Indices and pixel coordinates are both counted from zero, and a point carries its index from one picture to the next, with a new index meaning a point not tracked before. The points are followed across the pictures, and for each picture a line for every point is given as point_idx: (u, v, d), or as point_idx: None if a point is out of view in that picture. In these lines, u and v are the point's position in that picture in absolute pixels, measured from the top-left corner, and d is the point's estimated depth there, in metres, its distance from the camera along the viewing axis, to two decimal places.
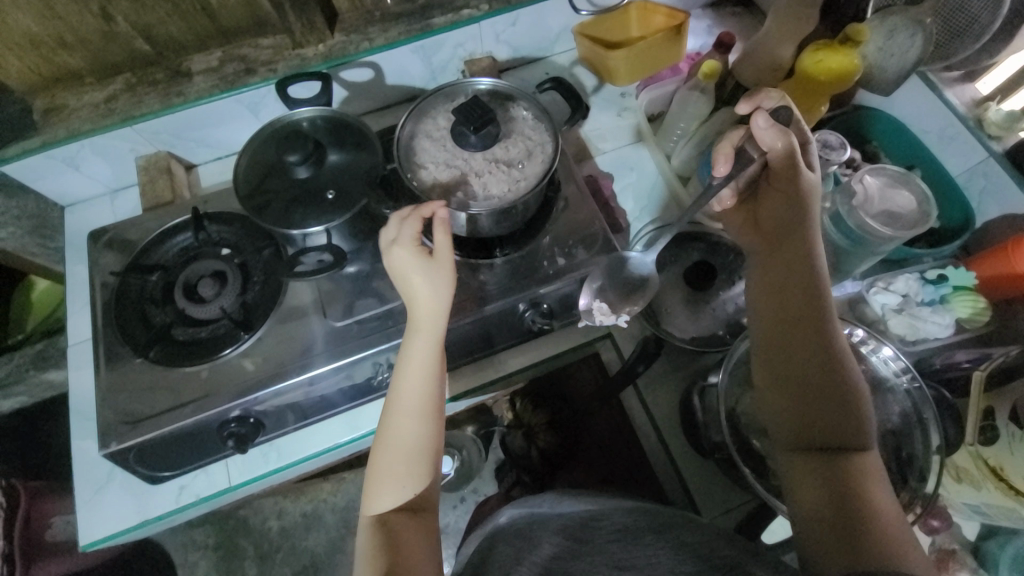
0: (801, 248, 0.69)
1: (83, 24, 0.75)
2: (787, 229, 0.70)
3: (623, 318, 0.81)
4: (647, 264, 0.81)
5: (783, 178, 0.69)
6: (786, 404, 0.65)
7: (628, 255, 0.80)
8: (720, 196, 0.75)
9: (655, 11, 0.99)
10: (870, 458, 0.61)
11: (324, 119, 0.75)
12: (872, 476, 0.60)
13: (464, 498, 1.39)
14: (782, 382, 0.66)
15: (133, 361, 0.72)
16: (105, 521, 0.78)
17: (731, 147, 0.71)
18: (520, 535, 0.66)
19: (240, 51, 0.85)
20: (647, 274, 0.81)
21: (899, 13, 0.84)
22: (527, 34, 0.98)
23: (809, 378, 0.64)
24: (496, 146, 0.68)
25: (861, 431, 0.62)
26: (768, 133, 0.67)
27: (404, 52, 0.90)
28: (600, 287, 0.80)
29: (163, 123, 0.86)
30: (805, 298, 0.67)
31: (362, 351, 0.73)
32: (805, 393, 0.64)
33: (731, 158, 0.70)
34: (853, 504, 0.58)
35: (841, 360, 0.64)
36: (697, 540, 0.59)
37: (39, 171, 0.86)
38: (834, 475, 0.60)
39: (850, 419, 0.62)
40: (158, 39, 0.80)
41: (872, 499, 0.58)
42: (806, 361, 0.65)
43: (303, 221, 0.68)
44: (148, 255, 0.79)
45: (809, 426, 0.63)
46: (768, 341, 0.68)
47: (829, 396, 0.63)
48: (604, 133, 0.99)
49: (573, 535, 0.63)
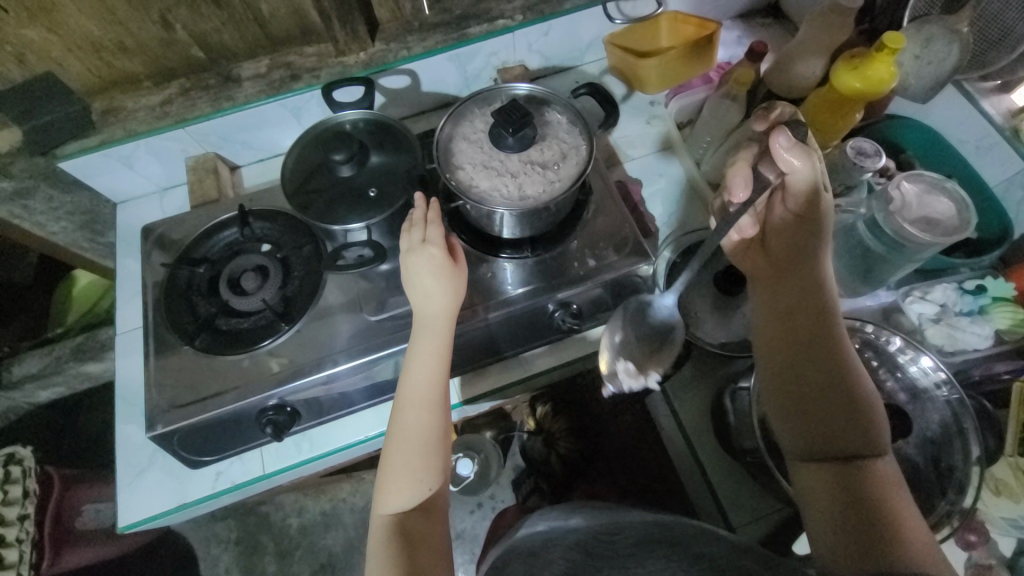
0: (810, 264, 0.69)
1: (143, 30, 0.79)
2: (794, 246, 0.69)
3: (652, 379, 0.76)
4: (671, 306, 0.77)
5: (799, 196, 0.67)
6: (796, 421, 0.64)
7: (646, 302, 0.77)
8: (740, 225, 0.74)
9: (686, 22, 1.01)
10: (889, 474, 0.60)
11: (367, 122, 0.79)
12: (889, 484, 0.59)
13: (482, 504, 1.34)
14: (792, 401, 0.65)
15: (182, 348, 0.76)
16: (144, 504, 0.81)
17: (747, 168, 0.69)
18: (534, 553, 0.62)
19: (286, 58, 0.89)
20: (672, 318, 0.76)
21: (935, 22, 0.85)
22: (559, 43, 1.00)
23: (820, 395, 0.64)
24: (531, 149, 0.70)
25: (875, 440, 0.61)
26: (789, 154, 0.64)
27: (440, 60, 0.93)
28: (623, 340, 0.77)
29: (213, 126, 0.91)
30: (812, 314, 0.67)
31: (392, 347, 0.75)
32: (817, 410, 0.63)
33: (748, 183, 0.67)
34: (874, 519, 0.56)
35: (852, 376, 0.64)
36: (713, 553, 0.56)
37: (97, 169, 0.91)
38: (848, 488, 0.59)
39: (863, 430, 0.61)
40: (212, 47, 0.85)
41: (897, 515, 0.56)
42: (815, 377, 0.65)
43: (345, 217, 0.71)
44: (196, 248, 0.83)
45: (821, 444, 0.62)
46: (777, 360, 0.67)
47: (839, 407, 0.62)
48: (633, 140, 1.00)
49: (587, 548, 0.60)
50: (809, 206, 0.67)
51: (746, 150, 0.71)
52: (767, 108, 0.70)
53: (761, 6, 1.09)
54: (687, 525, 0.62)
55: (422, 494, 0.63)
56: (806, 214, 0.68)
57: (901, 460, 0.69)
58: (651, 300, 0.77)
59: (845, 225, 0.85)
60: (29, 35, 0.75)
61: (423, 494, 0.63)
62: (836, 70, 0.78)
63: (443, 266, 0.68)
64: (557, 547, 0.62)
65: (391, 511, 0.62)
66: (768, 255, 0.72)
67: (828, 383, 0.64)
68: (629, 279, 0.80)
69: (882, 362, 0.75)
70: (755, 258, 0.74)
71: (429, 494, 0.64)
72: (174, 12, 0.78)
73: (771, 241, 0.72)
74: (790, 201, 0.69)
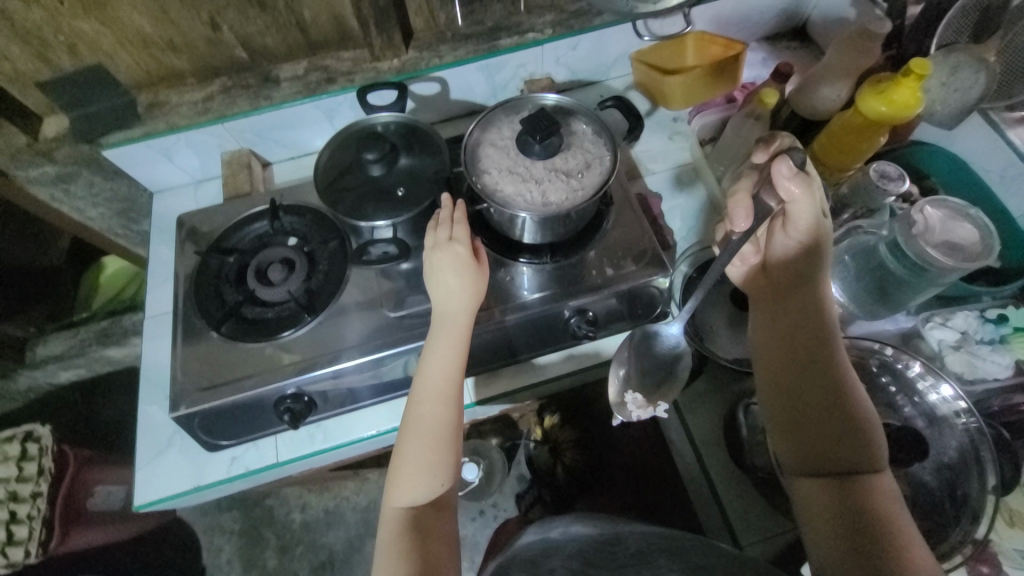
0: (812, 289, 0.68)
1: (192, 30, 0.84)
2: (798, 269, 0.69)
3: (661, 410, 0.78)
4: (677, 334, 0.78)
5: (802, 225, 0.66)
6: (801, 441, 0.64)
7: (653, 331, 0.79)
8: (742, 252, 0.75)
9: (712, 41, 1.02)
10: (897, 497, 0.59)
11: (398, 125, 0.82)
12: (890, 501, 0.58)
13: (484, 512, 1.33)
14: (795, 422, 0.64)
15: (209, 334, 0.79)
16: (160, 485, 0.83)
17: (749, 198, 0.68)
18: (533, 562, 0.62)
19: (323, 62, 0.93)
20: (678, 345, 0.78)
21: (962, 51, 0.85)
22: (587, 58, 1.02)
23: (820, 416, 0.63)
24: (556, 157, 0.72)
25: (873, 456, 0.60)
26: (790, 183, 0.63)
27: (470, 70, 0.96)
28: (626, 374, 0.80)
29: (250, 124, 0.94)
30: (816, 336, 0.67)
31: (408, 343, 0.77)
32: (819, 431, 0.63)
33: (750, 212, 0.67)
34: (878, 537, 0.55)
35: (857, 397, 0.63)
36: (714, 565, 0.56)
37: (138, 160, 0.95)
38: (848, 506, 0.58)
39: (858, 445, 0.60)
40: (254, 48, 0.89)
41: (904, 535, 0.55)
42: (821, 398, 0.64)
43: (373, 214, 0.74)
44: (227, 238, 0.86)
45: (826, 464, 0.61)
46: (778, 380, 0.67)
47: (838, 425, 0.62)
48: (654, 155, 1.02)
49: (589, 558, 0.60)
50: (812, 235, 0.67)
51: (746, 178, 0.70)
52: (768, 139, 0.70)
53: (787, 30, 1.11)
54: (691, 537, 0.61)
55: (433, 489, 0.64)
56: (809, 243, 0.67)
57: (912, 482, 0.69)
58: (657, 331, 0.79)
59: (865, 246, 0.84)
60: (84, 29, 0.80)
61: (434, 490, 0.64)
62: (862, 93, 0.79)
63: (467, 266, 0.69)
64: (557, 555, 0.61)
65: (402, 506, 0.63)
66: (770, 277, 0.72)
67: (826, 404, 0.63)
68: (645, 290, 0.81)
69: (899, 387, 0.74)
70: (758, 280, 0.74)
71: (441, 491, 0.64)
72: (223, 14, 0.83)
73: (773, 266, 0.72)
74: (792, 229, 0.68)
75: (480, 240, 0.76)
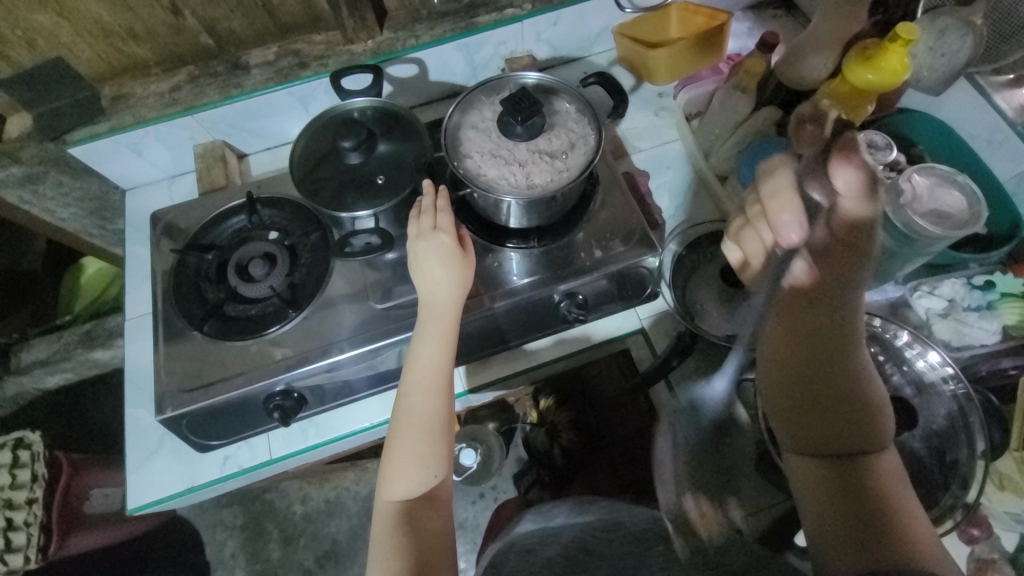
0: (844, 292, 0.66)
1: (153, 17, 0.80)
2: (835, 271, 0.66)
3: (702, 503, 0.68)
4: (721, 392, 0.82)
5: (849, 222, 0.65)
6: (805, 424, 0.64)
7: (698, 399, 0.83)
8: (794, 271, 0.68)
9: (695, 12, 1.00)
10: (897, 473, 0.59)
11: (375, 110, 0.79)
12: (889, 477, 0.59)
13: (484, 494, 1.34)
14: (796, 405, 0.65)
15: (191, 334, 0.77)
16: (153, 487, 0.82)
17: (796, 198, 0.64)
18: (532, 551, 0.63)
19: (295, 46, 0.89)
20: (724, 400, 0.81)
21: (949, 14, 0.84)
22: (568, 33, 0.99)
23: (827, 400, 0.63)
24: (539, 138, 0.70)
25: (872, 433, 0.60)
26: (849, 179, 0.62)
27: (447, 50, 0.92)
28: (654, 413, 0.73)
29: (222, 114, 0.91)
30: (839, 333, 0.65)
31: (395, 335, 0.76)
32: (825, 414, 0.63)
33: (801, 217, 0.64)
34: (875, 512, 0.56)
35: (866, 381, 0.63)
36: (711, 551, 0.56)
37: (107, 157, 0.92)
38: (846, 482, 0.59)
39: (859, 425, 0.61)
40: (221, 34, 0.85)
41: (903, 510, 0.56)
42: (821, 378, 0.64)
43: (354, 205, 0.72)
44: (205, 234, 0.84)
45: (827, 444, 0.62)
46: (788, 368, 0.67)
47: (845, 408, 0.62)
48: (640, 132, 1.00)
49: (582, 545, 0.61)
50: (852, 233, 0.65)
51: (782, 168, 0.66)
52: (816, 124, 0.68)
53: None
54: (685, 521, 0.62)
55: (427, 482, 0.63)
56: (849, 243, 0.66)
57: (907, 454, 0.69)
58: (701, 397, 0.83)
59: None
60: (38, 20, 0.75)
61: (428, 482, 0.63)
62: (849, 61, 0.78)
63: (453, 256, 0.68)
64: (552, 544, 0.63)
65: (396, 499, 0.63)
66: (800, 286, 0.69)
67: (834, 388, 0.64)
68: (634, 271, 0.80)
69: (888, 357, 0.75)
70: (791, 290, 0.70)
71: (435, 483, 0.64)
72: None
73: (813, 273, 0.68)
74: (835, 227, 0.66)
75: (464, 228, 0.74)
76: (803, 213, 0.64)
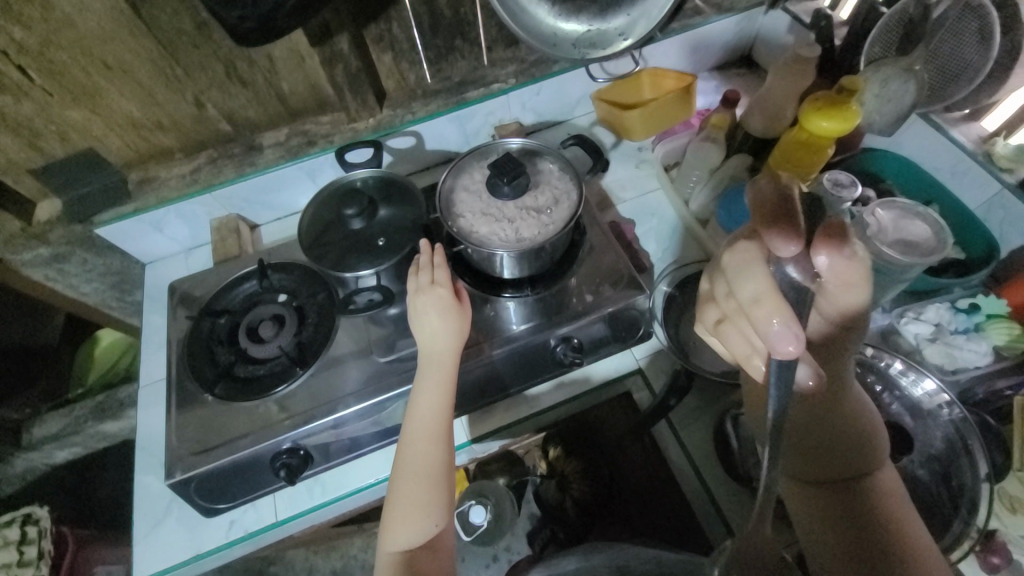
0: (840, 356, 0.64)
1: (178, 110, 0.90)
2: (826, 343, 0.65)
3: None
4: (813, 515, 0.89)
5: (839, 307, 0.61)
6: (808, 457, 0.64)
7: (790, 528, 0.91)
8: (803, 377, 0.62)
9: (665, 76, 1.09)
10: (897, 489, 0.61)
11: (375, 179, 0.86)
12: (889, 494, 0.60)
13: (498, 557, 1.17)
14: (795, 439, 0.65)
15: (203, 398, 0.80)
16: (159, 556, 0.81)
17: (780, 302, 0.52)
18: None
19: (304, 126, 0.98)
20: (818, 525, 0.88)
21: (889, 64, 0.89)
22: (550, 101, 1.09)
23: (834, 436, 0.63)
24: (525, 196, 0.76)
25: (868, 454, 0.62)
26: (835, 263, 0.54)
27: (442, 122, 1.01)
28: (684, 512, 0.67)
29: (237, 191, 0.99)
30: (839, 388, 0.64)
31: (397, 388, 0.78)
32: (831, 449, 0.63)
33: (794, 330, 0.51)
34: (883, 534, 0.57)
35: (865, 411, 0.64)
36: None
37: (131, 235, 0.99)
38: (850, 505, 0.60)
39: (858, 449, 0.62)
40: (237, 121, 0.95)
41: (907, 529, 0.58)
42: (819, 421, 0.64)
43: (357, 265, 0.77)
44: (218, 300, 0.88)
45: (830, 472, 0.62)
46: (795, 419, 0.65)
47: (851, 442, 0.62)
48: (624, 184, 1.07)
49: None
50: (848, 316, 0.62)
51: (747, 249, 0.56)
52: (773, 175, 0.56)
53: (735, 58, 1.19)
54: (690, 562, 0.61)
55: (428, 532, 0.64)
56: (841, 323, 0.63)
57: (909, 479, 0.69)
58: None
59: None
60: (73, 117, 0.85)
61: (429, 532, 0.64)
62: (805, 111, 0.85)
63: (451, 308, 0.72)
64: None
65: (397, 550, 0.63)
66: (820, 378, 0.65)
67: (845, 428, 0.63)
68: (627, 312, 0.84)
69: (885, 386, 0.75)
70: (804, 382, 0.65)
71: (436, 531, 0.64)
72: (207, 93, 0.89)
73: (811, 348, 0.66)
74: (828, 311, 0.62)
75: (461, 282, 0.79)
76: (794, 318, 0.51)
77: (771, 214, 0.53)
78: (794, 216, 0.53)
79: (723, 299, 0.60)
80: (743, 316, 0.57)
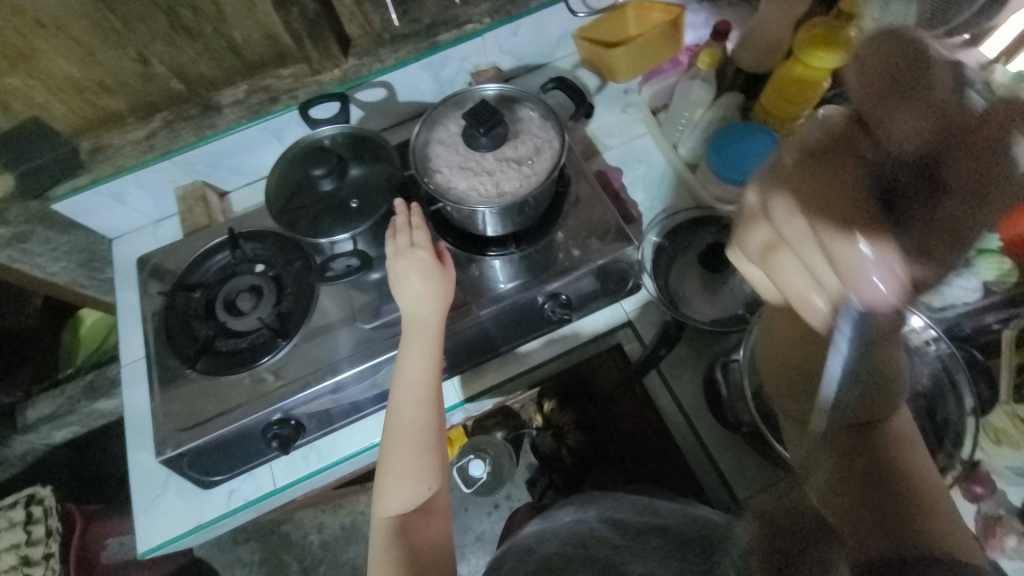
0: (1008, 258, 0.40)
1: (122, 68, 0.82)
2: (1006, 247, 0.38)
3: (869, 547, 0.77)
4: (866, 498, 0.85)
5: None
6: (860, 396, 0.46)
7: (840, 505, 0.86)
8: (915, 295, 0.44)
9: (651, 8, 0.99)
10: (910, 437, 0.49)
11: (345, 135, 0.81)
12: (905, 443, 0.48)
13: (499, 505, 1.29)
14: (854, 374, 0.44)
15: (186, 374, 0.78)
16: (162, 527, 0.83)
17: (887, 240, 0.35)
18: (529, 550, 0.66)
19: (263, 82, 0.90)
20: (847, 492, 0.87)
21: None
22: (529, 42, 1.01)
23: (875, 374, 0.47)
24: (505, 146, 0.72)
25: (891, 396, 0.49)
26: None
27: (413, 70, 0.95)
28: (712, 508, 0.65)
29: (199, 156, 0.95)
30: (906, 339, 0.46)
31: (383, 354, 0.77)
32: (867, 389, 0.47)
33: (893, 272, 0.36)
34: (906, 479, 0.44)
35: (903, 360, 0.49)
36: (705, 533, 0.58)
37: (89, 208, 0.95)
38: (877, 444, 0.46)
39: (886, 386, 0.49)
40: (191, 79, 0.87)
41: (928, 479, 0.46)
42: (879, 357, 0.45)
43: (330, 229, 0.73)
44: (191, 273, 0.85)
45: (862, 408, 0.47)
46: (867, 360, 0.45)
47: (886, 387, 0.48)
48: (610, 130, 1.02)
49: (578, 542, 0.63)
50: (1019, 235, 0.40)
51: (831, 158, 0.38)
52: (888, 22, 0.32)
53: None
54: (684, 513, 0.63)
55: (422, 494, 0.65)
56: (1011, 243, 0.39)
57: None
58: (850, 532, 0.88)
59: None
60: (10, 83, 0.77)
61: (423, 495, 0.65)
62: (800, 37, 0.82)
63: (433, 271, 0.70)
64: (551, 541, 0.66)
65: (391, 514, 0.64)
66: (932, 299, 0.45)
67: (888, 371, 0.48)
68: (616, 265, 0.82)
69: None
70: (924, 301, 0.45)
71: (430, 494, 0.65)
72: (151, 47, 0.80)
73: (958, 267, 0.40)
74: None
75: (442, 243, 0.77)
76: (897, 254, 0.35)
77: (894, 73, 0.31)
78: (932, 86, 0.30)
79: (782, 221, 0.44)
80: (800, 240, 0.43)
